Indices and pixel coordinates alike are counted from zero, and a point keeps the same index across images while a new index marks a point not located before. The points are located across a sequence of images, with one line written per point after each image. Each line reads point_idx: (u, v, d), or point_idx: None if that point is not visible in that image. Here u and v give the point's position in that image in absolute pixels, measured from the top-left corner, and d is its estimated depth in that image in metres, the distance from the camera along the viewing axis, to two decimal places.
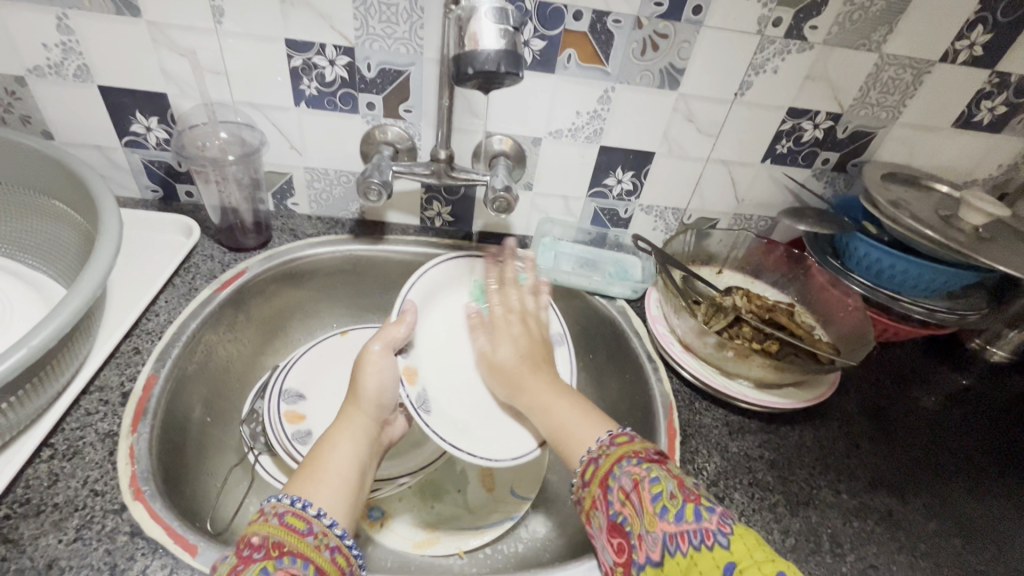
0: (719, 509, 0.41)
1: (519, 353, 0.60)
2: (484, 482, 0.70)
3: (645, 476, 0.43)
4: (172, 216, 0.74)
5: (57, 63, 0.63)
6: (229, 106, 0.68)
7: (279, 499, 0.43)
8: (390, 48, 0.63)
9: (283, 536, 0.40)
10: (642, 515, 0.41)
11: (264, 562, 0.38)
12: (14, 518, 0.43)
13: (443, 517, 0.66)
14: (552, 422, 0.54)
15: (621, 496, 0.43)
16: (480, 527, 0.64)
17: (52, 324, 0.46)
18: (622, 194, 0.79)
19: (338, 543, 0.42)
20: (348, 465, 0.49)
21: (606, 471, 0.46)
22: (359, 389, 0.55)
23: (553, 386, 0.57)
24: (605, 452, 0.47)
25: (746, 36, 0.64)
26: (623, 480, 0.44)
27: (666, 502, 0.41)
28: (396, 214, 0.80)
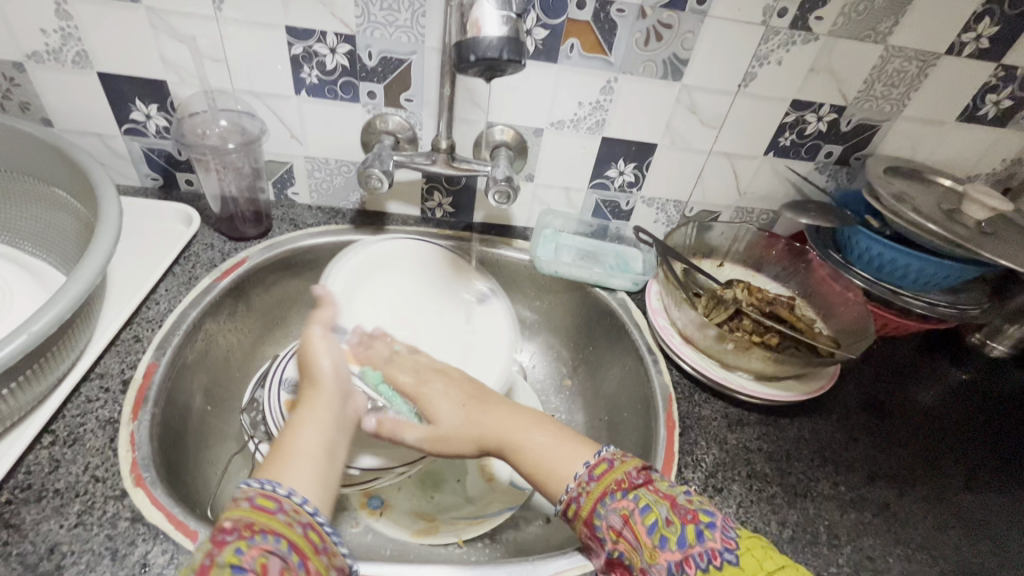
0: (717, 521, 0.41)
1: (461, 403, 0.56)
2: (483, 472, 0.71)
3: (634, 508, 0.42)
4: (172, 205, 0.74)
5: (56, 49, 0.62)
6: (229, 94, 0.67)
7: (247, 483, 0.42)
8: (391, 36, 0.63)
9: (254, 516, 0.39)
10: (641, 548, 0.41)
11: (236, 545, 0.37)
12: (15, 503, 0.44)
13: (443, 506, 0.67)
14: (525, 461, 0.50)
15: (612, 533, 0.42)
16: (479, 516, 0.65)
17: (52, 310, 0.46)
18: (624, 185, 0.79)
19: (309, 519, 0.41)
20: (316, 443, 0.49)
21: (589, 510, 0.44)
22: (314, 374, 0.55)
23: (518, 420, 0.53)
24: (584, 489, 0.45)
25: (751, 27, 0.63)
26: (611, 519, 0.42)
27: (663, 530, 0.40)
28: (397, 204, 0.80)
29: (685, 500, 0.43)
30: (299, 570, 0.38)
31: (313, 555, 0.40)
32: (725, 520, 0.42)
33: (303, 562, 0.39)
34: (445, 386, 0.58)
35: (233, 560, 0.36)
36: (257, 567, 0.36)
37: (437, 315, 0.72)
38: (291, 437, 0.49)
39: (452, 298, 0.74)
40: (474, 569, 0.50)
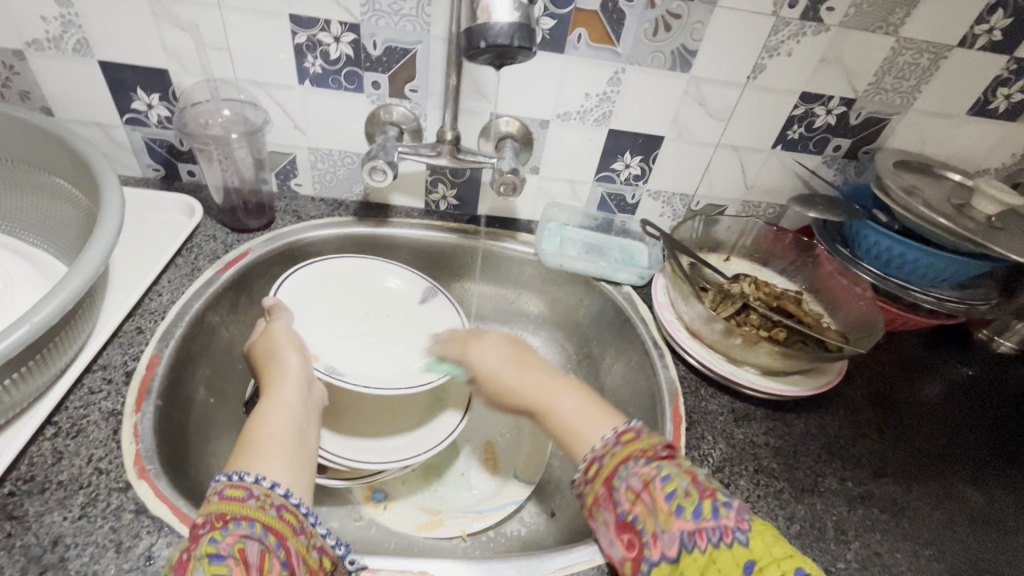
0: (735, 502, 0.40)
1: (505, 359, 0.59)
2: (486, 466, 0.70)
3: (655, 474, 0.42)
4: (174, 196, 0.73)
5: (57, 37, 0.62)
6: (232, 83, 0.66)
7: (218, 479, 0.42)
8: (396, 24, 0.62)
9: (224, 508, 0.39)
10: (656, 513, 0.41)
11: (210, 535, 0.37)
12: (18, 495, 0.43)
13: (446, 499, 0.66)
14: (556, 423, 0.52)
15: (629, 495, 0.43)
16: (482, 511, 0.65)
17: (55, 301, 0.46)
18: (630, 178, 0.78)
19: (284, 501, 0.41)
20: (285, 429, 0.49)
21: (612, 469, 0.45)
22: (276, 366, 0.55)
23: (554, 385, 0.55)
24: (609, 450, 0.46)
25: (761, 17, 0.62)
26: (630, 480, 0.43)
27: (680, 500, 0.40)
28: (401, 196, 0.79)
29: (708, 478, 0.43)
30: (279, 550, 0.38)
31: (290, 536, 0.40)
32: (744, 504, 0.41)
33: (281, 543, 0.39)
34: (496, 341, 0.62)
35: (210, 550, 0.36)
36: (235, 554, 0.36)
37: (387, 319, 0.71)
38: (255, 425, 0.48)
39: (399, 296, 0.74)
40: (479, 563, 0.49)
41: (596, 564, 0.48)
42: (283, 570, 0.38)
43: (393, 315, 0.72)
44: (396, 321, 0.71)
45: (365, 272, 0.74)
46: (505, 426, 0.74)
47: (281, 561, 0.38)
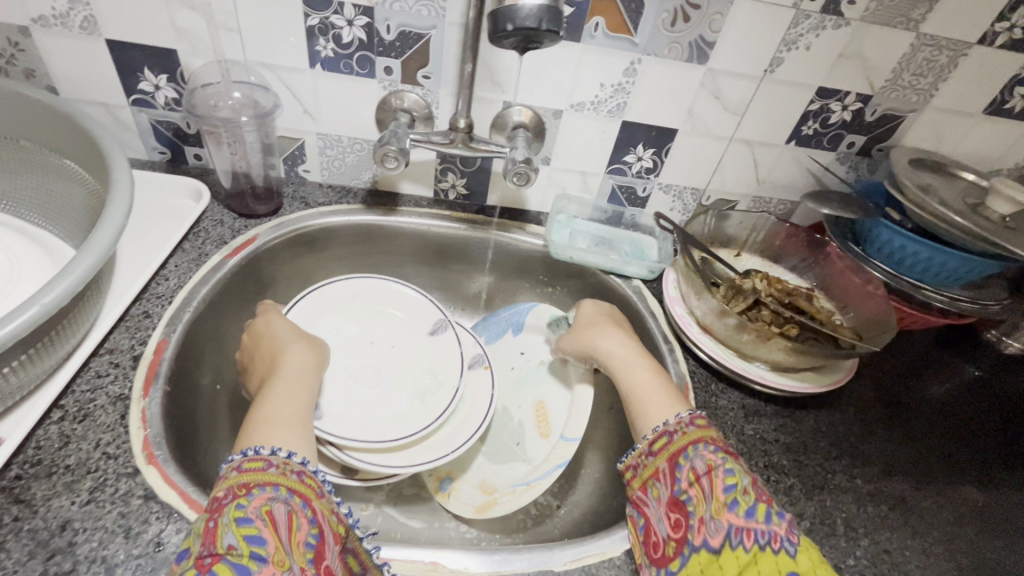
0: (787, 516, 0.42)
1: (605, 313, 0.67)
2: (538, 428, 0.67)
3: (721, 464, 0.45)
4: (181, 179, 0.72)
5: (63, 14, 0.60)
6: (242, 65, 0.65)
7: (233, 456, 0.41)
8: (411, 9, 0.61)
9: (247, 478, 0.40)
10: (711, 500, 0.43)
11: (236, 502, 0.38)
12: (26, 478, 0.43)
13: (503, 473, 0.64)
14: (625, 378, 0.57)
15: (691, 476, 0.45)
16: (530, 481, 0.62)
17: (65, 281, 0.45)
18: (642, 171, 0.77)
19: (302, 467, 0.42)
20: (289, 410, 0.48)
21: (679, 447, 0.48)
22: (284, 355, 0.54)
23: (629, 349, 0.60)
24: (682, 428, 0.49)
25: (781, 10, 0.61)
26: (697, 463, 0.46)
27: (738, 496, 0.42)
28: (410, 184, 0.78)
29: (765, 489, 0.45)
30: (305, 510, 0.40)
31: (314, 498, 0.41)
32: (792, 521, 0.43)
33: (306, 503, 0.40)
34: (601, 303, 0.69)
35: (238, 514, 0.37)
36: (263, 516, 0.37)
37: (393, 349, 0.70)
38: (264, 404, 0.48)
39: (405, 320, 0.72)
40: (490, 555, 0.48)
41: (609, 558, 0.48)
42: (311, 529, 0.39)
43: (399, 346, 0.70)
44: (400, 350, 0.70)
45: (381, 291, 0.73)
46: (555, 383, 0.70)
47: (308, 519, 0.39)
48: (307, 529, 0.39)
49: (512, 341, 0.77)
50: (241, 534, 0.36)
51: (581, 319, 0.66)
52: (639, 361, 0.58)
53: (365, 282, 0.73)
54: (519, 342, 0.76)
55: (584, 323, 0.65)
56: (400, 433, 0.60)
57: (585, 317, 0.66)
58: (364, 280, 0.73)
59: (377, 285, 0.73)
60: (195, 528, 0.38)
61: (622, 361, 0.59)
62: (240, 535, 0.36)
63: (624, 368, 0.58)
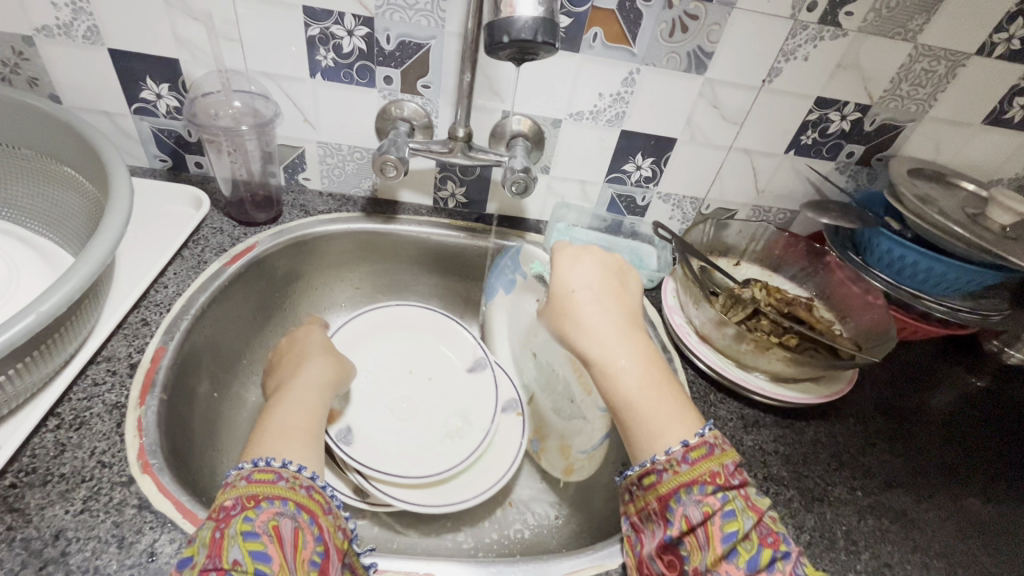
0: (791, 553, 0.41)
1: (591, 284, 0.52)
2: (582, 385, 0.67)
3: (719, 509, 0.41)
4: (181, 187, 0.72)
5: (67, 23, 0.61)
6: (243, 74, 0.65)
7: (244, 466, 0.41)
8: (410, 19, 0.61)
9: (256, 489, 0.40)
10: (707, 551, 0.40)
11: (243, 514, 0.38)
12: (20, 486, 0.43)
13: (572, 430, 0.67)
14: (609, 385, 0.47)
15: (684, 524, 0.41)
16: (593, 451, 0.64)
17: (63, 289, 0.45)
18: (641, 180, 0.77)
19: (311, 482, 0.42)
20: (302, 416, 0.49)
21: (671, 488, 0.43)
22: (305, 364, 0.57)
23: (616, 351, 0.47)
24: (673, 466, 0.43)
25: (779, 21, 0.62)
26: (691, 511, 0.41)
27: (738, 545, 0.39)
28: (408, 193, 0.79)
29: (767, 518, 0.43)
30: (312, 527, 0.39)
31: (321, 514, 0.41)
32: (796, 552, 0.41)
33: (314, 519, 0.40)
34: (590, 260, 0.53)
35: (245, 527, 0.37)
36: (270, 531, 0.37)
37: (429, 381, 0.70)
38: (279, 409, 0.50)
39: (443, 353, 0.73)
40: (486, 566, 0.48)
41: (606, 570, 0.48)
42: (317, 546, 0.39)
43: (435, 380, 0.71)
44: (437, 382, 0.70)
45: (419, 321, 0.75)
46: None
47: (314, 537, 0.39)
48: (313, 546, 0.38)
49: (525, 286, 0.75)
50: (247, 549, 0.36)
51: (558, 292, 0.52)
52: (630, 363, 0.47)
53: (405, 311, 0.75)
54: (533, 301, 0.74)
55: (560, 303, 0.51)
56: (425, 470, 0.61)
57: (564, 290, 0.51)
58: (403, 308, 0.75)
59: (421, 315, 0.75)
60: (199, 536, 0.37)
61: (605, 367, 0.47)
62: (246, 549, 0.36)
63: (611, 376, 0.47)
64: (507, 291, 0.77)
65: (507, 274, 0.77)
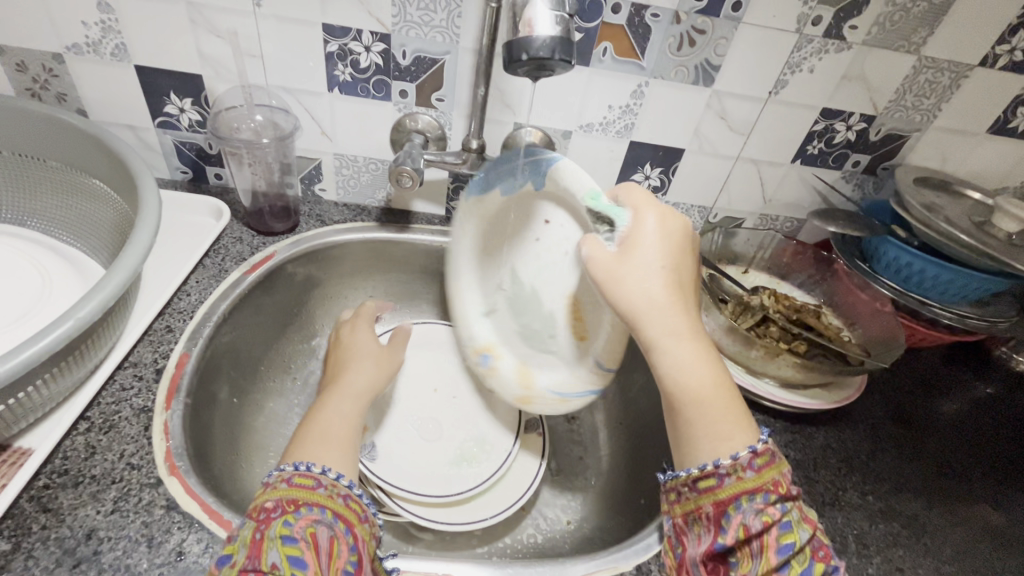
0: (833, 564, 0.41)
1: (665, 264, 0.45)
2: (575, 330, 0.59)
3: (778, 520, 0.40)
4: (202, 198, 0.74)
5: (96, 41, 0.63)
6: (264, 89, 0.68)
7: (285, 469, 0.43)
8: (426, 35, 0.63)
9: (296, 494, 0.41)
10: (761, 560, 0.39)
11: (283, 518, 0.39)
12: (53, 487, 0.44)
13: (540, 366, 0.62)
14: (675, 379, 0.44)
15: (741, 533, 0.40)
16: (563, 395, 0.60)
17: (97, 297, 0.47)
18: (649, 190, 0.79)
19: (349, 491, 0.43)
20: (342, 425, 0.51)
21: (731, 494, 0.41)
22: (352, 373, 0.58)
23: (680, 338, 0.44)
24: (737, 472, 0.41)
25: (785, 34, 0.63)
26: (752, 521, 0.40)
27: (792, 558, 0.39)
28: (421, 203, 0.80)
29: (817, 530, 0.43)
30: (347, 536, 0.40)
31: (357, 524, 0.42)
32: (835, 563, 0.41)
33: (350, 530, 0.41)
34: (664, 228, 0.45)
35: (284, 531, 0.38)
36: (307, 537, 0.38)
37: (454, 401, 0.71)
38: (320, 416, 0.51)
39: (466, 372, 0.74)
40: (502, 568, 0.49)
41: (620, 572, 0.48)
42: (351, 555, 0.39)
43: (460, 400, 0.71)
44: (461, 402, 0.71)
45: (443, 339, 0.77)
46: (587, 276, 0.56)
47: (349, 546, 0.40)
48: (347, 556, 0.39)
49: (534, 196, 0.59)
50: (285, 553, 0.37)
51: (628, 258, 0.44)
52: (689, 350, 0.44)
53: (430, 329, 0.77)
54: (561, 226, 0.57)
55: (626, 279, 0.44)
56: (444, 489, 0.62)
57: (636, 265, 0.44)
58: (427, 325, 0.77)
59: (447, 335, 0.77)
60: (239, 535, 0.39)
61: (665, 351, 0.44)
62: (285, 553, 0.37)
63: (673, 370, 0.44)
64: (506, 191, 0.60)
65: (511, 172, 0.59)
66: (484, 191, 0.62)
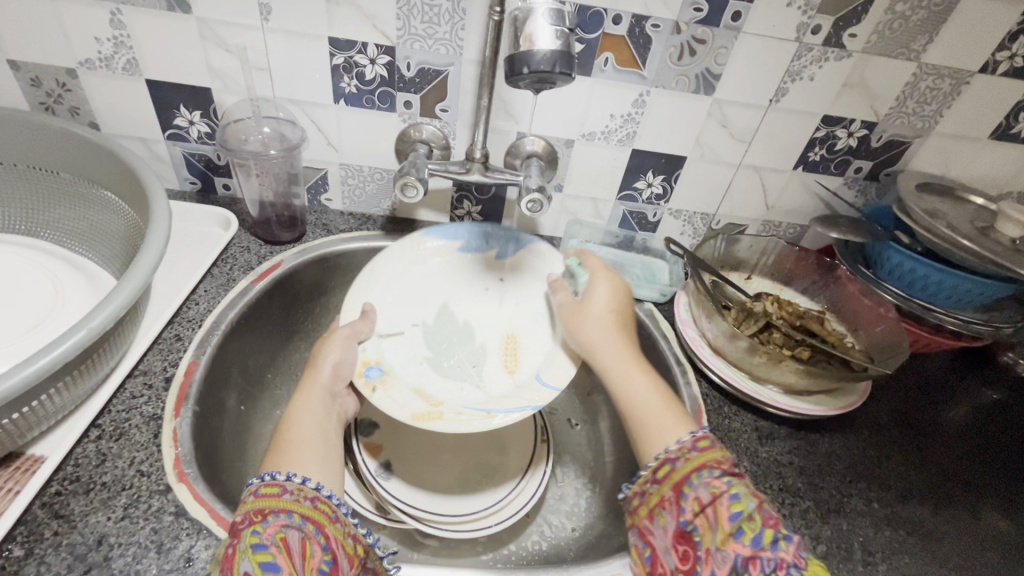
0: (795, 538, 0.41)
1: (612, 311, 0.59)
2: (506, 362, 0.65)
3: (726, 491, 0.43)
4: (211, 209, 0.76)
5: (108, 57, 0.65)
6: (272, 102, 0.69)
7: (252, 481, 0.43)
8: (430, 47, 0.64)
9: (262, 503, 0.41)
10: (717, 530, 0.42)
11: (252, 528, 0.40)
12: (65, 494, 0.45)
13: (447, 391, 0.61)
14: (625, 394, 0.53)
15: (695, 506, 0.43)
16: (490, 410, 0.57)
17: (108, 307, 0.48)
18: (652, 197, 0.79)
19: (316, 493, 0.43)
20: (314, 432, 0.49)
21: (684, 475, 0.46)
22: (319, 363, 0.55)
23: (627, 349, 0.56)
24: (684, 454, 0.47)
25: (785, 43, 0.64)
26: (701, 491, 0.44)
27: (744, 523, 0.41)
28: (426, 211, 0.81)
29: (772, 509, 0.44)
30: (318, 537, 0.41)
31: (328, 523, 0.42)
32: (800, 541, 0.42)
33: (320, 530, 0.41)
34: (609, 288, 0.61)
35: (254, 541, 0.39)
36: (277, 543, 0.39)
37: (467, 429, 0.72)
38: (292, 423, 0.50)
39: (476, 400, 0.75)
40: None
41: None
42: (325, 555, 0.40)
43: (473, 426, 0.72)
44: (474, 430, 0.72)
45: None
46: (529, 318, 0.68)
47: (321, 546, 0.41)
48: (321, 555, 0.40)
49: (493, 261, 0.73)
50: (256, 561, 0.38)
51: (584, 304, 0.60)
52: (637, 376, 0.54)
53: None
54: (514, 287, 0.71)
55: (586, 313, 0.59)
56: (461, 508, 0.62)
57: (591, 309, 0.60)
58: None
59: None
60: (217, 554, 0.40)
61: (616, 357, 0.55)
62: (256, 561, 0.38)
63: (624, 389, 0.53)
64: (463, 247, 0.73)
65: (490, 239, 0.73)
66: (448, 239, 0.73)
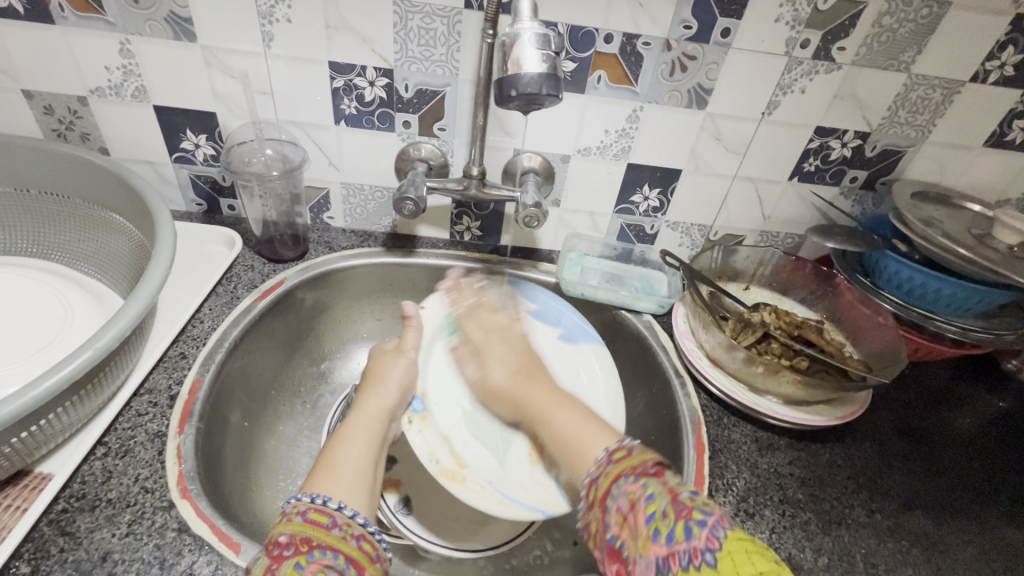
0: (711, 519, 0.38)
1: (513, 367, 0.62)
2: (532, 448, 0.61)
3: (641, 494, 0.41)
4: (217, 229, 0.78)
5: (118, 84, 0.67)
6: (275, 124, 0.71)
7: (305, 500, 0.43)
8: (427, 69, 0.66)
9: (309, 532, 0.41)
10: (638, 537, 0.40)
11: (295, 560, 0.39)
12: (71, 511, 0.46)
13: (473, 454, 0.60)
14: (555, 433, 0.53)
15: (618, 518, 0.41)
16: (511, 499, 0.56)
17: (114, 328, 0.49)
18: (649, 210, 0.80)
19: (362, 532, 0.43)
20: (358, 460, 0.50)
21: (605, 490, 0.44)
22: (387, 384, 0.59)
23: (541, 390, 0.58)
24: (603, 471, 0.45)
25: (774, 57, 0.65)
26: (619, 501, 0.42)
27: (658, 523, 0.39)
28: (427, 228, 0.83)
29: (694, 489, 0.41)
30: None
31: (369, 565, 0.42)
32: (724, 519, 0.39)
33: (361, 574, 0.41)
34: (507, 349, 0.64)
35: None
36: None
37: None
38: (340, 447, 0.51)
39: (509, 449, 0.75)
40: None
41: None
42: None
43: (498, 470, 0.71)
44: None
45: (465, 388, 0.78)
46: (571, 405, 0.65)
47: None
48: None
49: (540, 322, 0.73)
50: None
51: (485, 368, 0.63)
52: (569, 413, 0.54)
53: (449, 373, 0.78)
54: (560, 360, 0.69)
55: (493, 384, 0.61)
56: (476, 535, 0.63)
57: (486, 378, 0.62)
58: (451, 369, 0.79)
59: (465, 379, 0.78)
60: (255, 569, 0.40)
61: (523, 392, 0.58)
62: None
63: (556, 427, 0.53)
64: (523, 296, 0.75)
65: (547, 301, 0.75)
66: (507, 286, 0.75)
